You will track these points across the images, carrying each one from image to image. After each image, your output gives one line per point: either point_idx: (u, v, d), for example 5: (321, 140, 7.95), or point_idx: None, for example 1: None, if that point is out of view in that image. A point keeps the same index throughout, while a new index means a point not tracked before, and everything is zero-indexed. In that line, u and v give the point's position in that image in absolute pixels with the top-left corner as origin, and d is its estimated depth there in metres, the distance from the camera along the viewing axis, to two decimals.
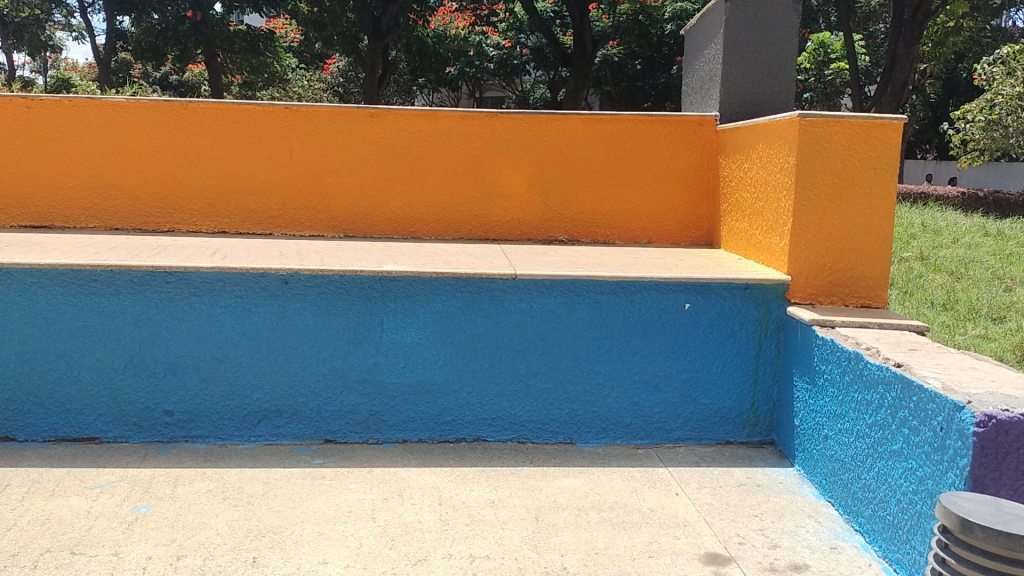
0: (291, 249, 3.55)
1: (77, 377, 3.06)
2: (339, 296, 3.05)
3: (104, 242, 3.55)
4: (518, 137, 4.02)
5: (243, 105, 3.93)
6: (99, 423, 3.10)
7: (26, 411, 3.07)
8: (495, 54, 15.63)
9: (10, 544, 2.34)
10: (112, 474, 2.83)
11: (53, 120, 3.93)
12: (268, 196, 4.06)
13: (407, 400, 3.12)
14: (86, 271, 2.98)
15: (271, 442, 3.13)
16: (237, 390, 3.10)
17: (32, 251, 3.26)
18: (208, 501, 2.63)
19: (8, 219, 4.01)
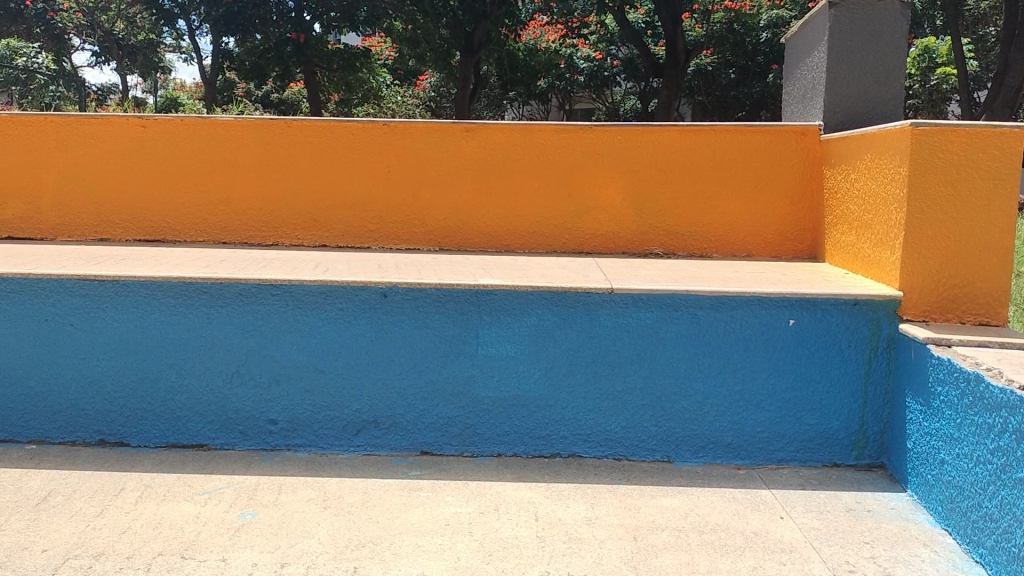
0: (390, 263, 3.61)
1: (188, 385, 3.18)
2: (437, 309, 3.08)
3: (213, 256, 3.69)
4: (614, 149, 3.98)
5: (343, 122, 4.02)
6: (207, 431, 3.21)
7: (140, 417, 3.20)
8: (586, 66, 15.65)
9: (126, 547, 2.44)
10: (220, 481, 2.92)
11: (166, 139, 4.11)
12: (367, 210, 4.15)
13: (503, 414, 3.12)
14: (196, 284, 3.09)
15: (369, 452, 3.18)
16: (337, 401, 3.16)
17: (147, 264, 3.41)
18: (310, 510, 2.69)
19: (125, 233, 4.23)
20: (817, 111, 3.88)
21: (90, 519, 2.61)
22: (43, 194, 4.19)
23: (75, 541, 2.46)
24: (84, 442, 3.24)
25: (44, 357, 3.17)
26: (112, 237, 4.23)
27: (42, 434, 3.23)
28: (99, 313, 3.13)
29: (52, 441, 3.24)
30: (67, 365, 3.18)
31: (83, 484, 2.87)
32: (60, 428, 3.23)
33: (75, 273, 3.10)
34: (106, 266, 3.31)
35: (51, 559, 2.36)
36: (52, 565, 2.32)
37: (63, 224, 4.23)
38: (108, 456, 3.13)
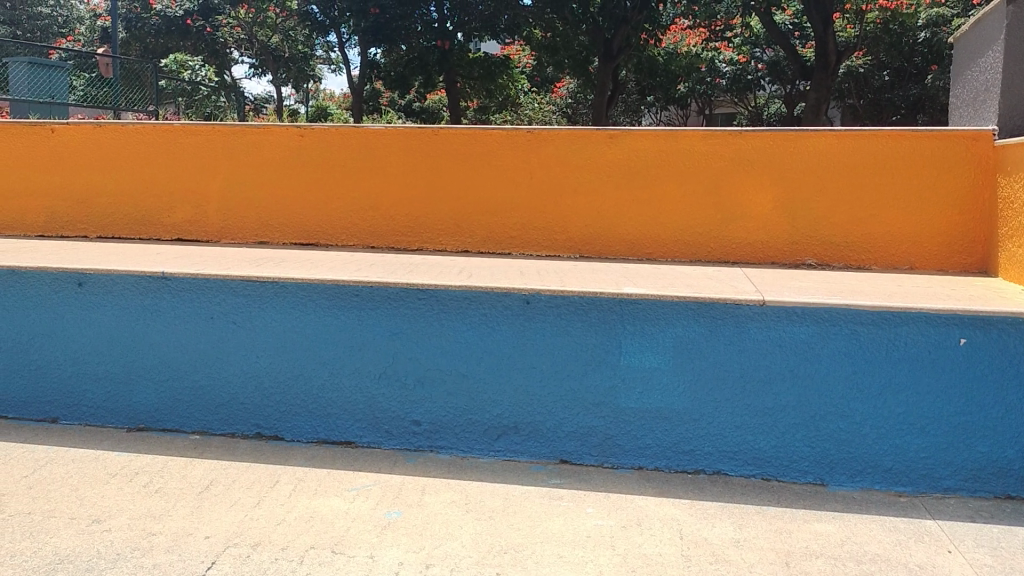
0: (532, 269, 3.62)
1: (338, 384, 3.30)
2: (580, 317, 3.05)
3: (363, 260, 3.81)
4: (764, 155, 3.84)
5: (488, 129, 4.08)
6: (355, 429, 3.32)
7: (293, 413, 3.35)
8: (729, 70, 15.35)
9: (282, 538, 2.54)
10: (367, 479, 3.01)
11: (320, 147, 4.30)
12: (509, 217, 4.18)
13: (645, 426, 3.06)
14: (349, 286, 3.21)
15: (509, 458, 3.19)
16: (479, 405, 3.19)
17: (304, 267, 3.56)
18: (453, 512, 2.72)
19: (282, 237, 4.47)
20: (992, 115, 3.61)
21: (248, 509, 2.74)
22: (210, 199, 4.50)
23: (234, 530, 2.59)
24: (242, 434, 3.41)
25: (209, 352, 3.37)
26: (270, 240, 4.48)
27: (204, 425, 3.44)
28: (259, 313, 3.30)
29: (213, 432, 3.43)
30: (228, 361, 3.36)
31: (241, 475, 3.03)
32: (221, 420, 3.42)
33: (240, 274, 3.28)
34: (266, 268, 3.49)
35: (213, 545, 2.49)
36: (214, 551, 2.45)
37: (227, 227, 4.52)
38: (263, 449, 3.29)
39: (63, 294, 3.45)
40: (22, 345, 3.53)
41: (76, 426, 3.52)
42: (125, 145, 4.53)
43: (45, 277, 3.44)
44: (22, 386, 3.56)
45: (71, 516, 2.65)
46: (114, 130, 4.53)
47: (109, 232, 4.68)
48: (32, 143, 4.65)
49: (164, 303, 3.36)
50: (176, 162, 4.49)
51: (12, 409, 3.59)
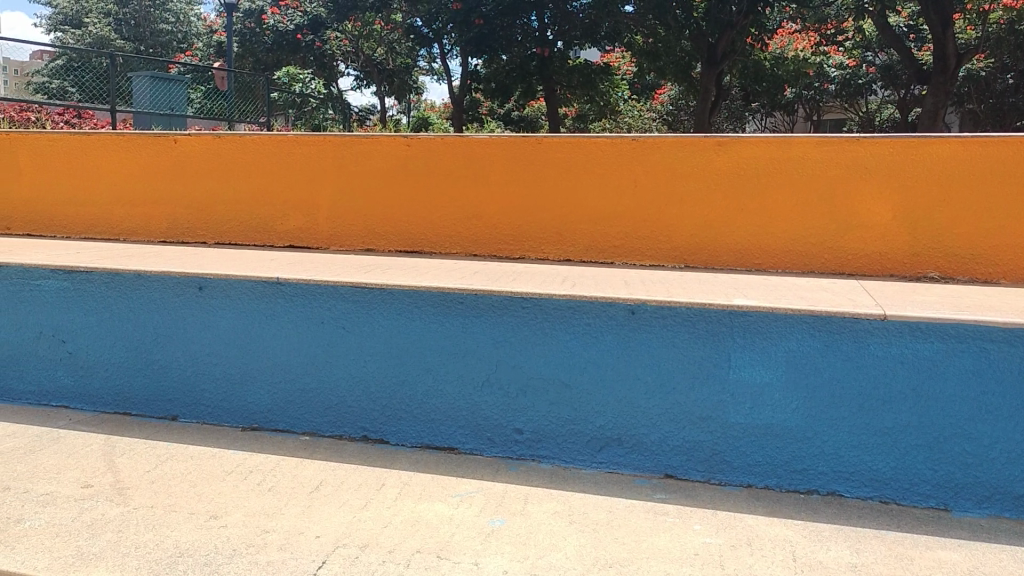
0: (636, 279, 3.58)
1: (442, 391, 3.33)
2: (687, 329, 2.98)
3: (467, 268, 3.85)
4: (884, 164, 3.69)
5: (593, 138, 4.06)
6: (458, 435, 3.34)
7: (399, 418, 3.40)
8: (839, 74, 14.92)
9: (389, 541, 2.58)
10: (471, 485, 3.02)
11: (425, 156, 4.38)
12: (614, 226, 4.15)
13: (755, 443, 2.98)
14: (455, 294, 3.24)
15: (612, 470, 3.16)
16: (582, 416, 3.17)
17: (410, 274, 3.63)
18: (556, 523, 2.70)
19: (387, 244, 4.58)
20: None
21: (356, 511, 2.79)
22: (321, 208, 4.67)
23: (344, 531, 2.64)
24: (349, 436, 3.49)
25: (318, 356, 3.47)
26: (376, 247, 4.60)
27: (313, 427, 3.53)
28: (367, 319, 3.37)
29: (321, 434, 3.52)
30: (337, 365, 3.45)
31: (349, 477, 3.09)
32: (329, 423, 3.51)
33: (349, 281, 3.36)
34: (374, 276, 3.57)
35: (323, 545, 2.55)
36: (325, 551, 2.51)
37: (336, 234, 4.68)
38: (369, 452, 3.36)
39: (184, 298, 3.61)
40: (145, 346, 3.71)
41: (193, 424, 3.67)
42: (243, 154, 4.75)
43: (169, 282, 3.63)
44: (144, 384, 3.75)
45: (190, 511, 2.77)
46: (232, 140, 4.76)
47: (226, 238, 4.92)
48: (158, 152, 4.92)
49: (278, 307, 3.48)
50: (290, 172, 4.68)
51: (135, 406, 3.78)
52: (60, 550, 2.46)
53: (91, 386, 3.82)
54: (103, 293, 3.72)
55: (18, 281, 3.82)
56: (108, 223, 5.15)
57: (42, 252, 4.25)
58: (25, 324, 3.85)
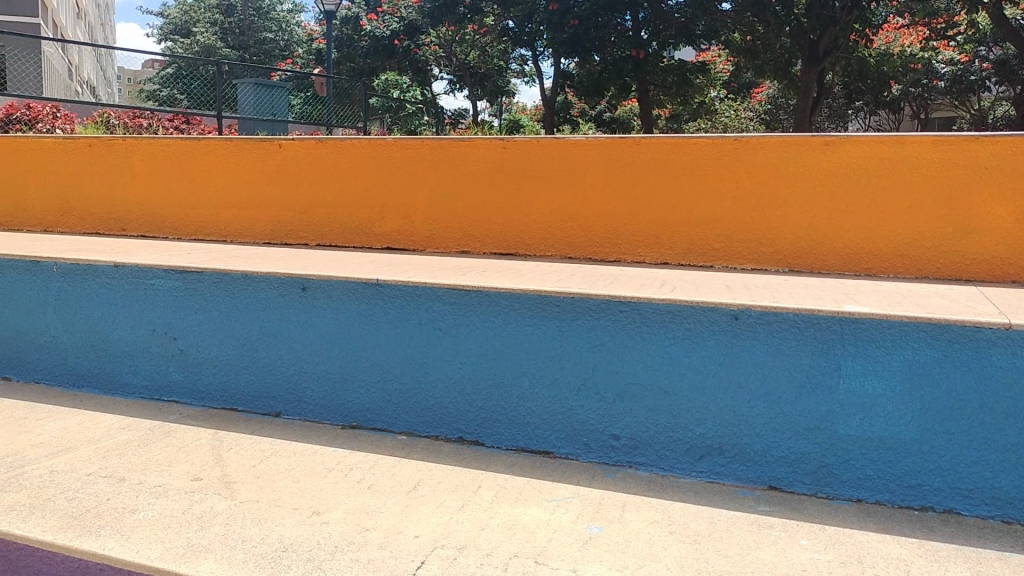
0: (738, 283, 3.49)
1: (538, 394, 3.31)
2: (794, 335, 2.89)
3: (564, 270, 3.83)
4: (1005, 163, 3.58)
5: (694, 138, 4.01)
6: (554, 439, 3.32)
7: (494, 420, 3.40)
8: (949, 70, 14.31)
9: (486, 543, 2.58)
10: (567, 490, 2.99)
11: (521, 159, 4.42)
12: (714, 229, 4.09)
13: (865, 456, 2.86)
14: (552, 297, 3.22)
15: (713, 480, 3.08)
16: (681, 423, 3.10)
17: (507, 276, 3.63)
18: (656, 532, 2.65)
19: (483, 247, 4.64)
20: None
21: (454, 512, 2.80)
22: (418, 210, 4.76)
23: (442, 532, 2.65)
24: (445, 437, 3.51)
25: (416, 357, 3.51)
26: (471, 250, 4.65)
27: (410, 426, 3.57)
28: (464, 321, 3.39)
29: (418, 434, 3.56)
30: (434, 366, 3.48)
31: (446, 478, 3.11)
32: (425, 423, 3.54)
33: (447, 283, 3.39)
34: (471, 278, 3.59)
35: (422, 545, 2.56)
36: (423, 551, 2.52)
37: (432, 237, 4.75)
38: (466, 453, 3.37)
39: (289, 298, 3.72)
40: (250, 344, 3.83)
41: (296, 421, 3.77)
42: (343, 158, 4.89)
43: (274, 282, 3.74)
44: (249, 381, 3.86)
45: (294, 507, 2.83)
46: (333, 145, 4.90)
47: (326, 240, 5.07)
48: (264, 157, 5.13)
49: (377, 308, 3.54)
50: (388, 175, 4.79)
51: (240, 402, 3.90)
52: (171, 541, 2.55)
53: (199, 382, 3.97)
54: (212, 293, 3.86)
55: (134, 281, 4.01)
56: (215, 225, 5.39)
57: (155, 253, 4.44)
58: (139, 322, 4.03)
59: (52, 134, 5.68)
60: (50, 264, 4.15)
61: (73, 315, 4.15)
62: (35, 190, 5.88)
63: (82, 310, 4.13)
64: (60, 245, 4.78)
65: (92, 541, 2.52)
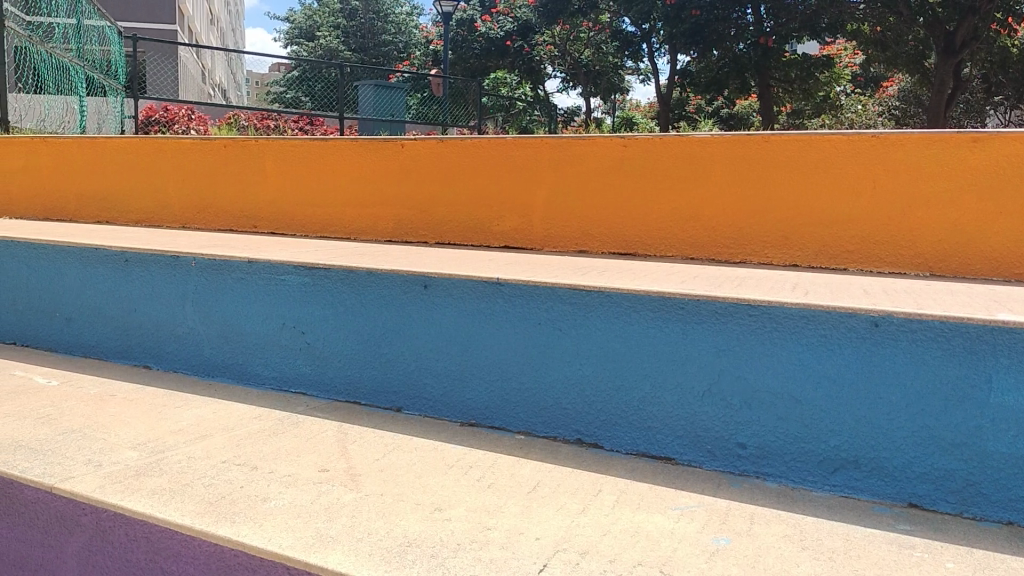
0: (876, 288, 3.32)
1: (660, 398, 3.23)
2: (940, 345, 2.71)
3: (688, 271, 3.74)
4: None
5: (827, 136, 4.07)
6: (676, 445, 3.24)
7: (614, 423, 3.35)
8: None
9: (609, 549, 2.53)
10: (691, 499, 2.91)
11: (645, 157, 4.57)
12: (846, 229, 4.13)
13: (1018, 475, 2.67)
14: (677, 298, 3.14)
15: (847, 495, 2.93)
16: (813, 433, 2.97)
17: (629, 277, 3.58)
18: (786, 547, 2.53)
19: (601, 246, 4.78)
20: None
21: (575, 515, 2.76)
22: (535, 209, 4.94)
23: (563, 535, 2.62)
24: (564, 439, 3.48)
25: (536, 357, 3.49)
26: (589, 249, 4.81)
27: (528, 426, 3.56)
28: (584, 321, 3.34)
29: (537, 434, 3.54)
30: (553, 367, 3.45)
31: (566, 480, 3.08)
32: (544, 424, 3.52)
33: (569, 283, 3.36)
34: (592, 278, 3.54)
35: (544, 548, 2.53)
36: (545, 554, 2.49)
37: (549, 236, 4.92)
38: (585, 456, 3.32)
39: (411, 295, 3.77)
40: (373, 339, 3.91)
41: (416, 416, 3.82)
42: (465, 157, 5.08)
43: (397, 280, 3.80)
44: (372, 376, 3.94)
45: (417, 502, 2.86)
46: (454, 144, 5.11)
47: (443, 239, 5.28)
48: (384, 157, 5.36)
49: (497, 307, 3.54)
50: (509, 173, 4.98)
51: (364, 396, 3.99)
52: (301, 530, 2.60)
53: (325, 375, 4.08)
54: (338, 289, 3.97)
55: (266, 276, 4.17)
56: (340, 224, 5.62)
57: (284, 249, 4.60)
58: (271, 316, 4.19)
59: (191, 136, 6.01)
60: (189, 259, 4.37)
61: (209, 308, 4.35)
62: (174, 188, 6.22)
63: (217, 303, 4.32)
64: (197, 241, 5.01)
65: (226, 527, 2.57)
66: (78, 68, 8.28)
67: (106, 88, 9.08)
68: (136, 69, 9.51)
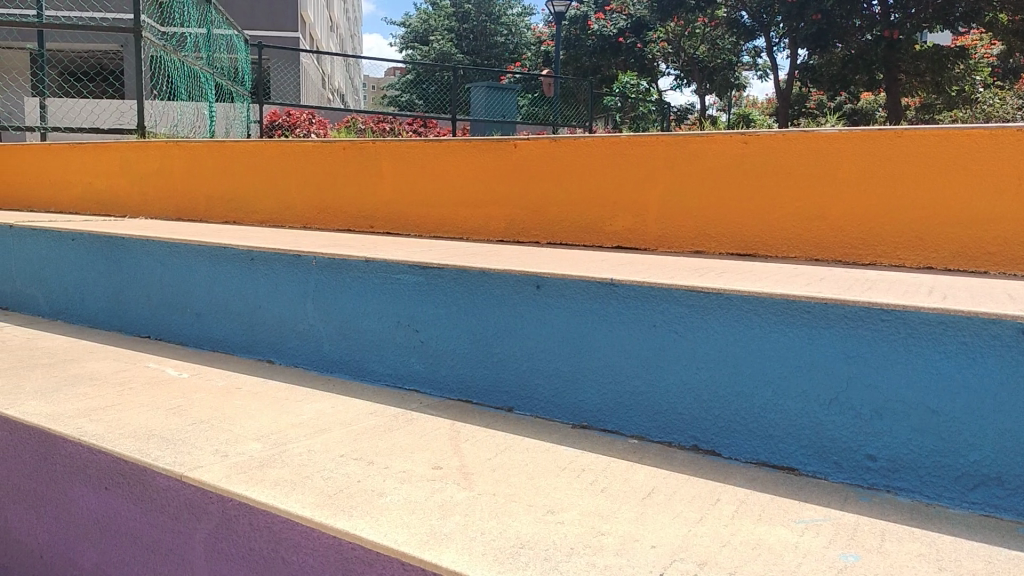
0: (1022, 292, 3.08)
1: (783, 406, 3.10)
2: None
3: (812, 273, 3.58)
4: None
5: (966, 129, 3.86)
6: (800, 455, 3.10)
7: (732, 430, 3.24)
8: None
9: (729, 561, 2.42)
10: (816, 512, 2.77)
11: (766, 155, 4.47)
12: (987, 229, 3.91)
13: None
14: (802, 302, 3.00)
15: (988, 514, 2.73)
16: (951, 447, 2.78)
17: (750, 279, 3.46)
18: (922, 567, 2.37)
19: (719, 246, 4.70)
20: None
21: (692, 524, 2.67)
22: (650, 208, 4.90)
23: (680, 544, 2.53)
24: (679, 444, 3.38)
25: (651, 360, 3.41)
26: (707, 249, 4.74)
27: (642, 430, 3.48)
28: (702, 324, 3.24)
29: (651, 439, 3.45)
30: (669, 371, 3.36)
31: (683, 488, 2.99)
32: (658, 428, 3.43)
33: (686, 285, 3.27)
34: (711, 280, 3.44)
35: (660, 557, 2.44)
36: (661, 563, 2.41)
37: (663, 236, 4.88)
38: (702, 463, 3.22)
39: (524, 296, 3.76)
40: (486, 339, 3.92)
41: (528, 416, 3.81)
42: (580, 156, 5.10)
43: (511, 280, 3.80)
44: (485, 375, 3.95)
45: (530, 504, 2.83)
46: (567, 144, 5.13)
47: (556, 239, 5.28)
48: (499, 157, 5.42)
49: (611, 308, 3.49)
50: (624, 173, 4.96)
51: (476, 395, 4.00)
52: (416, 527, 2.61)
53: (438, 373, 4.12)
54: (452, 288, 3.99)
55: (382, 275, 4.24)
56: (454, 223, 5.71)
57: (400, 248, 4.68)
58: (386, 314, 4.26)
59: (311, 139, 6.21)
60: (310, 258, 4.50)
61: (328, 306, 4.47)
62: (295, 190, 6.44)
63: (336, 301, 4.43)
64: (317, 240, 5.17)
65: (344, 521, 2.61)
66: (208, 75, 8.71)
67: (233, 95, 9.53)
68: (261, 75, 9.94)
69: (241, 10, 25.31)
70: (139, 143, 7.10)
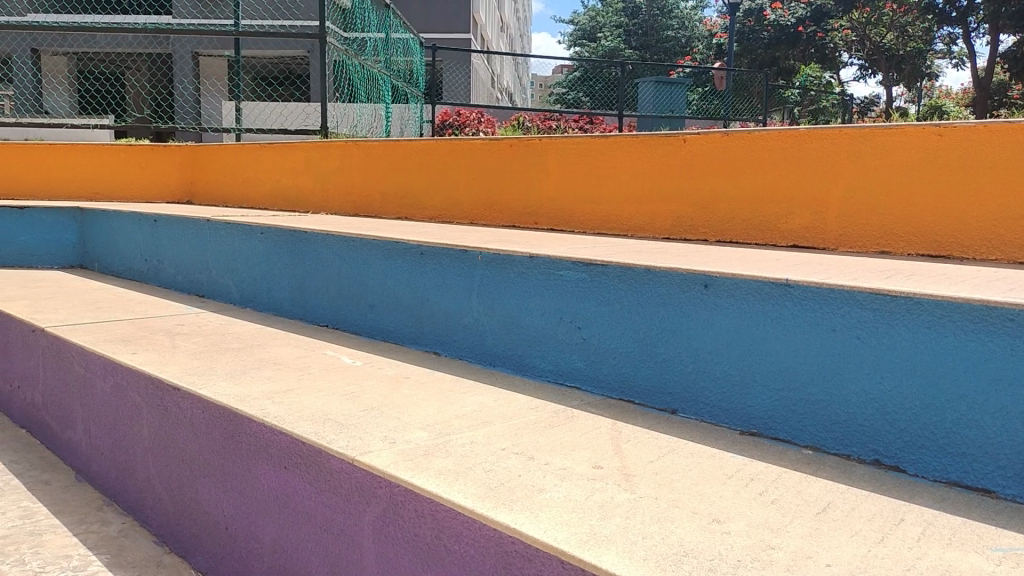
0: None
1: (979, 422, 2.82)
2: None
3: (1014, 278, 3.24)
4: None
5: None
6: (998, 477, 2.82)
7: (919, 445, 2.99)
8: None
9: None
10: (1016, 541, 2.50)
11: (963, 148, 4.12)
12: None
13: None
14: (1003, 309, 2.72)
15: None
16: None
17: (940, 282, 3.19)
18: None
19: (908, 247, 4.39)
20: None
21: (871, 544, 2.48)
22: (830, 205, 4.66)
23: (859, 564, 2.35)
24: (859, 458, 3.16)
25: (829, 366, 3.21)
26: (893, 250, 4.44)
27: (818, 441, 3.28)
28: (887, 330, 3.01)
29: (827, 450, 3.25)
30: (848, 379, 3.15)
31: (862, 504, 2.78)
32: (836, 439, 3.23)
33: (869, 287, 3.05)
34: (896, 282, 3.20)
35: None
36: None
37: (844, 236, 4.62)
38: (885, 480, 2.98)
39: (691, 295, 3.64)
40: (650, 338, 3.83)
41: (693, 419, 3.69)
42: (755, 151, 4.93)
43: (677, 278, 3.69)
44: (648, 375, 3.87)
45: (694, 511, 2.73)
46: (742, 138, 4.97)
47: (726, 237, 5.12)
48: (670, 152, 5.34)
49: (785, 310, 3.31)
50: (803, 167, 4.74)
51: (638, 395, 3.92)
52: (575, 526, 2.58)
53: (600, 371, 4.08)
54: (616, 285, 3.94)
55: (546, 271, 4.25)
56: (620, 220, 5.66)
57: (564, 245, 4.68)
58: (549, 310, 4.26)
59: (480, 137, 6.34)
60: (476, 253, 4.58)
61: (493, 301, 4.53)
62: (463, 186, 6.60)
63: (500, 296, 4.48)
64: (485, 235, 5.26)
65: (504, 514, 2.62)
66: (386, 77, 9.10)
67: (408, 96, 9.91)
68: (434, 76, 10.27)
69: (420, 14, 26.42)
70: (323, 143, 7.54)
